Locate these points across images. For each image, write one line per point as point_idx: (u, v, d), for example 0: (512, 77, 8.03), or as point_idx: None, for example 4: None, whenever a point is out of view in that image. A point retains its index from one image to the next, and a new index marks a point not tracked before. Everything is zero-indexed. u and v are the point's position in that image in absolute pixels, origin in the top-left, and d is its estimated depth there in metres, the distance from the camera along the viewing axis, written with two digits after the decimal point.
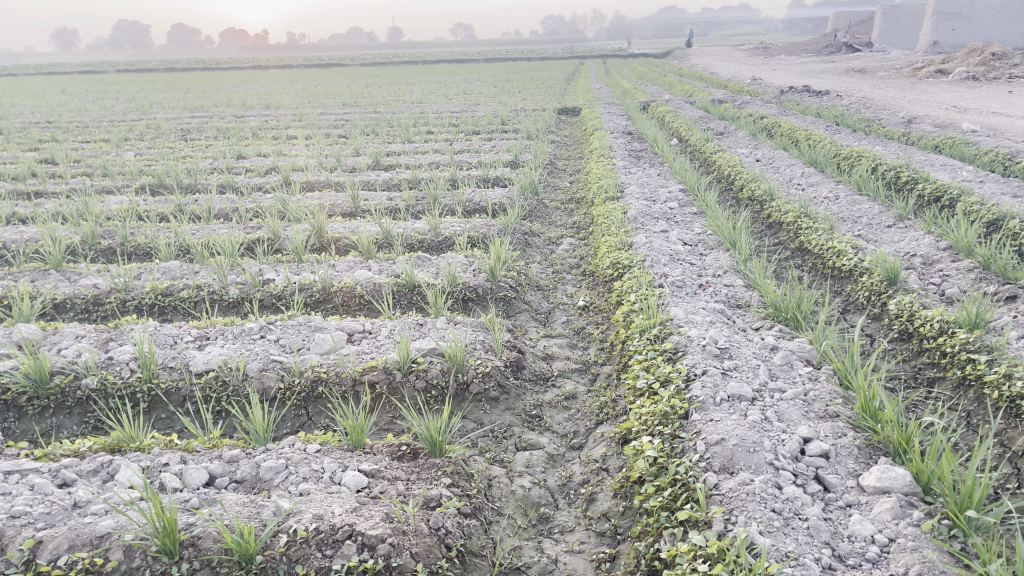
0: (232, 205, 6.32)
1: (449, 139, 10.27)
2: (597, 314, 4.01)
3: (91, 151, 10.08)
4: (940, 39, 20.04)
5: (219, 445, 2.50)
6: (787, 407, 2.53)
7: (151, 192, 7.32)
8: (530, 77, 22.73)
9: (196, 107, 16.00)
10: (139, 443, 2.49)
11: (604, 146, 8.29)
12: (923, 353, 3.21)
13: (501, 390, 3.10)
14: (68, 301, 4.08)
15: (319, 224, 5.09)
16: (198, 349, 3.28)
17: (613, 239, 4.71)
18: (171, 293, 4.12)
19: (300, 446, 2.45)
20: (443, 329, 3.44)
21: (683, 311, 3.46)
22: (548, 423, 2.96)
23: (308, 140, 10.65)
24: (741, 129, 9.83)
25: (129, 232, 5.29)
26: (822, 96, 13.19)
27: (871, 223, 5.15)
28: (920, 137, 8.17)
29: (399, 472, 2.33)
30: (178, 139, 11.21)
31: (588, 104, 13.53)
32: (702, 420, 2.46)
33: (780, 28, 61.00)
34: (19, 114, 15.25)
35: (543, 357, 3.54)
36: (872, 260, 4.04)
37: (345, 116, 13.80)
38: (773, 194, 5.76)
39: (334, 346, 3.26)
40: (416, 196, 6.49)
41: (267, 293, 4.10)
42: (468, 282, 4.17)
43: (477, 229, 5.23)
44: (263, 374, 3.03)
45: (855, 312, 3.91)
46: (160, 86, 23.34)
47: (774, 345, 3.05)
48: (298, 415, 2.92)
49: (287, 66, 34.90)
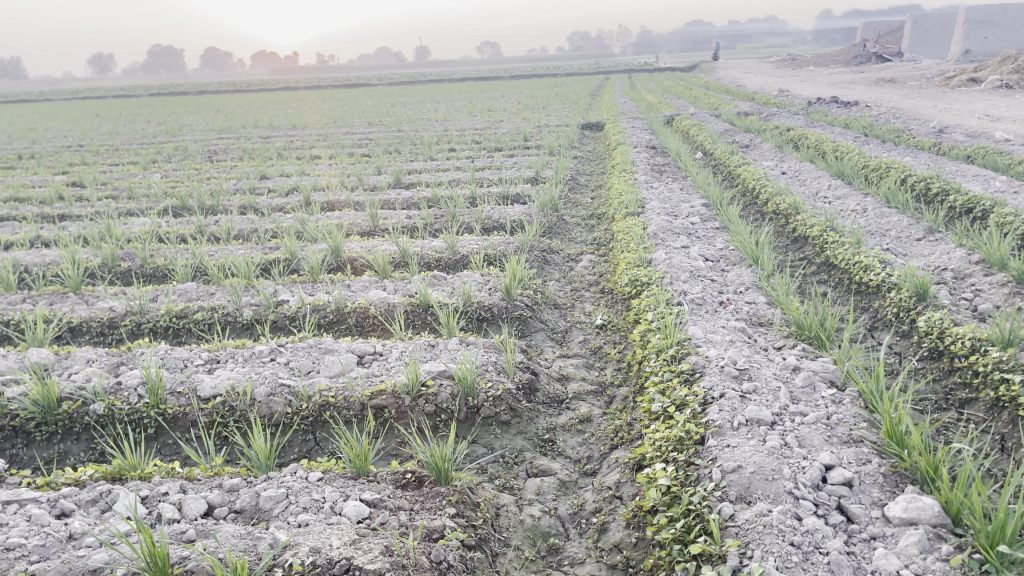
0: (252, 225, 6.34)
1: (471, 157, 10.25)
2: (614, 333, 3.92)
3: (119, 173, 10.21)
4: (972, 47, 19.72)
5: (221, 473, 2.45)
6: (808, 431, 2.41)
7: (174, 214, 7.38)
8: (554, 93, 22.76)
9: (224, 129, 16.20)
10: (140, 471, 2.44)
11: (626, 161, 8.20)
12: (954, 373, 3.08)
13: (513, 413, 3.01)
14: (84, 324, 4.09)
15: (335, 244, 5.07)
16: (208, 372, 3.23)
17: (632, 256, 4.62)
18: (186, 315, 4.11)
19: (302, 475, 2.38)
20: (455, 350, 3.36)
21: (702, 330, 3.35)
22: (561, 448, 2.87)
23: (331, 159, 10.71)
24: (767, 142, 9.70)
25: (149, 254, 5.30)
26: (851, 107, 12.97)
27: (900, 236, 5.00)
28: (951, 148, 7.98)
29: (403, 502, 2.25)
30: (204, 161, 11.32)
31: (612, 119, 13.46)
32: (719, 446, 2.36)
33: (808, 39, 60.57)
34: (53, 138, 15.56)
35: (557, 378, 3.46)
36: (900, 275, 3.90)
37: (369, 135, 13.87)
38: (798, 207, 5.62)
39: (343, 369, 3.20)
40: (435, 214, 6.45)
41: (281, 314, 4.07)
42: (483, 301, 4.10)
43: (494, 247, 5.17)
44: (270, 399, 2.98)
45: (883, 329, 3.78)
46: (190, 108, 23.69)
47: (796, 365, 2.93)
48: (305, 440, 2.88)
49: (316, 86, 35.43)
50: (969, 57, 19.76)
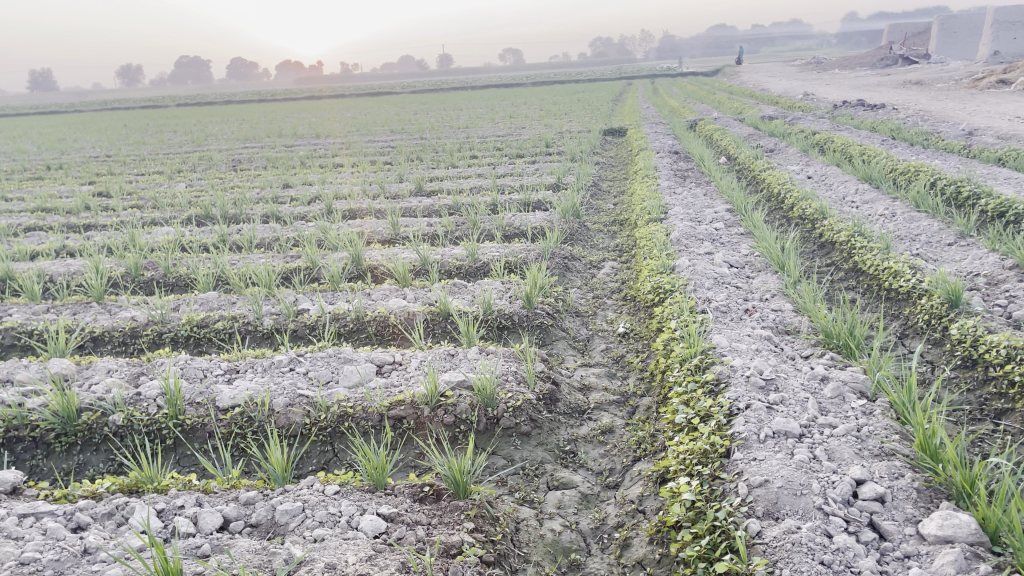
0: (273, 234, 6.35)
1: (492, 163, 10.23)
2: (637, 341, 3.86)
3: (144, 183, 10.29)
4: (1001, 48, 19.43)
5: (237, 486, 2.42)
6: (838, 444, 2.33)
7: (197, 224, 7.42)
8: (576, 99, 22.72)
9: (248, 138, 16.28)
10: (157, 484, 2.43)
11: (649, 167, 8.12)
12: (990, 383, 2.99)
13: (534, 424, 2.96)
14: (106, 334, 4.10)
15: (356, 252, 5.05)
16: (227, 383, 3.22)
17: (655, 263, 4.56)
18: (207, 325, 4.11)
19: (319, 488, 2.34)
20: (474, 359, 3.32)
21: (727, 338, 3.28)
22: (583, 460, 2.82)
23: (354, 167, 10.73)
24: (792, 146, 9.57)
25: (171, 264, 5.32)
26: (878, 110, 12.80)
27: (931, 241, 4.88)
28: (981, 151, 7.83)
29: (420, 516, 2.21)
30: (228, 170, 11.40)
31: (634, 125, 13.36)
32: (745, 459, 2.28)
33: (833, 42, 60.03)
34: (81, 150, 15.73)
35: (579, 387, 3.40)
36: (931, 281, 3.81)
37: (391, 143, 13.91)
38: (825, 212, 5.53)
39: (361, 379, 3.16)
40: (457, 222, 6.42)
41: (301, 323, 4.06)
42: (504, 309, 4.05)
43: (516, 255, 5.12)
44: (289, 410, 2.95)
45: (914, 336, 3.68)
46: (216, 118, 23.96)
47: (824, 375, 2.85)
48: (323, 451, 2.85)
49: (339, 95, 35.64)
50: (998, 58, 19.44)
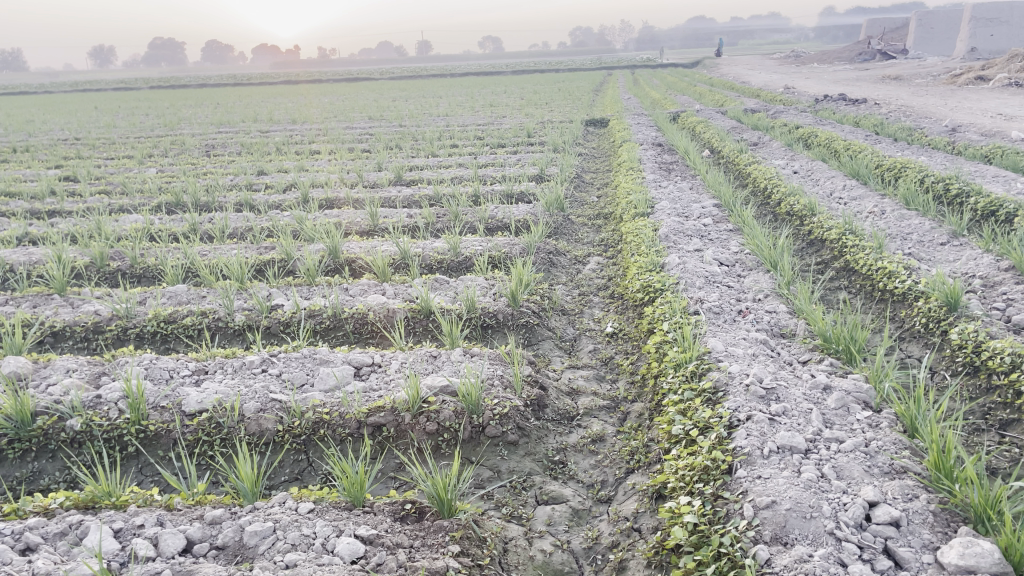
0: (247, 223, 6.13)
1: (473, 152, 10.05)
2: (626, 342, 3.72)
3: (114, 168, 9.98)
4: (978, 45, 19.49)
5: (203, 502, 2.24)
6: (846, 461, 2.19)
7: (167, 211, 7.16)
8: (557, 88, 22.57)
9: (222, 123, 15.92)
10: (116, 499, 2.25)
11: (633, 159, 7.99)
12: (995, 392, 2.87)
13: (521, 432, 2.80)
14: (67, 329, 3.88)
15: (334, 244, 4.85)
16: (194, 385, 3.02)
17: (644, 260, 4.41)
18: (175, 320, 3.90)
19: (291, 505, 2.17)
20: (458, 362, 3.15)
21: (722, 343, 3.14)
22: (573, 471, 2.67)
23: (331, 155, 10.49)
24: (776, 139, 9.49)
25: (139, 254, 5.09)
26: (860, 104, 12.76)
27: (923, 240, 4.77)
28: (967, 148, 7.77)
29: (402, 538, 2.05)
30: (202, 155, 11.11)
31: (616, 116, 13.21)
32: (749, 477, 2.15)
33: (811, 36, 60.28)
34: (49, 132, 15.31)
35: (567, 392, 3.25)
36: (927, 283, 3.70)
37: (369, 130, 13.66)
38: (814, 208, 5.42)
39: (338, 383, 2.99)
40: (438, 213, 6.23)
41: (275, 319, 3.86)
42: (488, 308, 3.89)
43: (499, 249, 4.96)
44: (260, 416, 2.77)
45: (911, 339, 3.57)
46: (189, 102, 23.49)
47: (827, 384, 2.71)
48: (297, 461, 2.67)
49: (317, 80, 35.13)
50: (974, 54, 19.47)
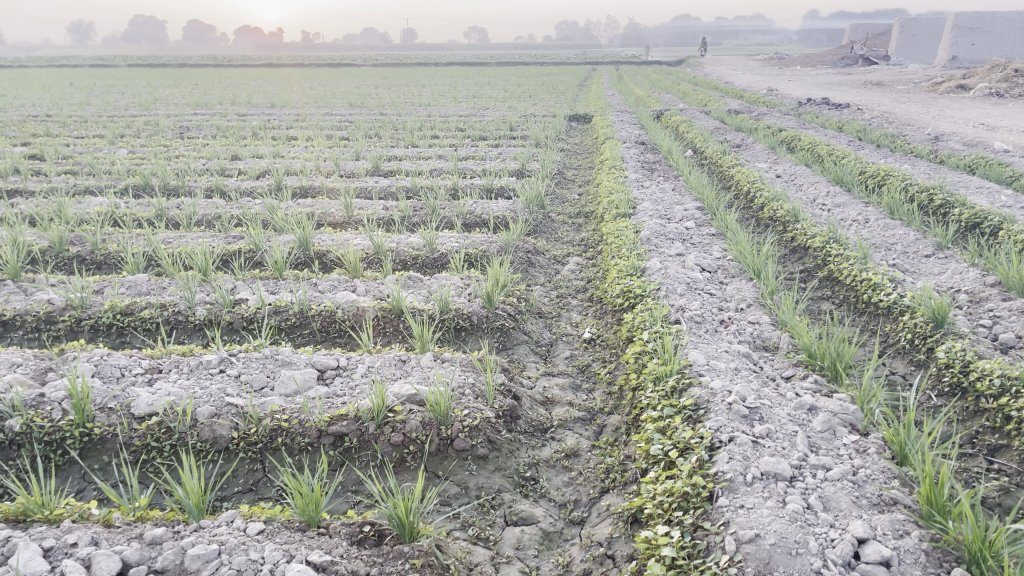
0: (216, 210, 5.92)
1: (454, 144, 9.87)
2: (604, 349, 3.59)
3: (83, 147, 9.71)
4: (959, 54, 19.55)
5: (145, 518, 2.07)
6: (833, 491, 2.08)
7: (135, 195, 6.91)
8: (541, 82, 22.41)
9: (199, 104, 15.59)
10: (50, 512, 2.07)
11: (615, 157, 7.86)
12: (982, 415, 2.76)
13: (492, 446, 2.65)
14: (18, 318, 3.68)
15: (304, 236, 4.67)
16: (146, 384, 2.85)
17: (624, 263, 4.28)
18: (133, 312, 3.71)
19: (240, 526, 2.01)
20: (428, 368, 3.00)
21: (703, 355, 3.02)
22: (544, 489, 2.53)
23: (308, 141, 10.27)
24: (759, 141, 9.40)
25: (101, 240, 4.89)
26: (843, 109, 12.71)
27: (908, 252, 4.68)
28: (950, 158, 7.70)
29: (358, 564, 1.90)
30: (175, 137, 10.85)
31: (600, 111, 13.08)
32: (732, 507, 2.02)
33: (795, 38, 60.47)
34: (20, 107, 14.93)
35: (541, 401, 3.12)
36: (914, 297, 3.60)
37: (350, 117, 13.43)
38: (797, 214, 5.32)
39: (300, 388, 2.83)
40: (415, 206, 6.05)
41: (238, 315, 3.68)
42: (463, 309, 3.74)
43: (476, 246, 4.81)
44: (214, 421, 2.60)
45: (895, 355, 3.47)
46: (167, 81, 23.06)
47: (812, 405, 2.59)
48: (252, 470, 2.51)
49: (300, 64, 34.81)
50: (956, 62, 19.54)
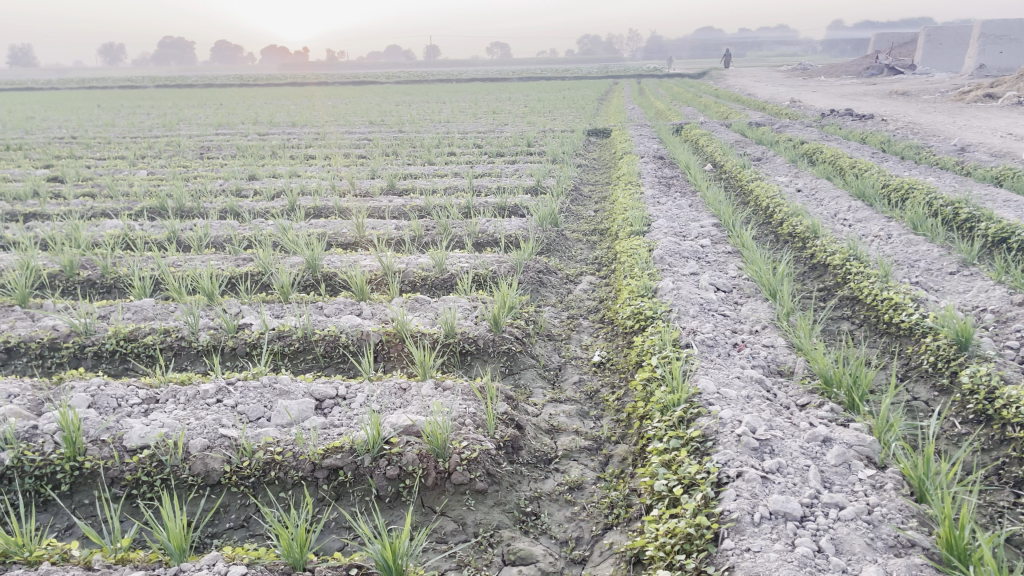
0: (229, 231, 5.90)
1: (470, 161, 9.84)
2: (613, 374, 3.48)
3: (103, 169, 9.79)
4: (987, 62, 19.22)
5: (127, 559, 2.01)
6: (846, 533, 1.96)
7: (150, 217, 6.93)
8: (561, 96, 22.39)
9: (221, 124, 15.72)
10: (31, 553, 2.00)
11: (632, 173, 7.76)
12: (1008, 444, 2.62)
13: (491, 479, 2.56)
14: (23, 345, 3.65)
15: (312, 258, 4.62)
16: (141, 415, 2.79)
17: (636, 284, 4.17)
18: (136, 338, 3.68)
19: (221, 570, 1.93)
20: (428, 397, 2.91)
21: (714, 382, 2.91)
22: (546, 525, 2.43)
23: (326, 160, 10.29)
24: (780, 154, 9.26)
25: (111, 263, 4.88)
26: (867, 120, 12.52)
27: (931, 269, 4.53)
28: (977, 169, 7.51)
29: None
30: (195, 158, 10.92)
31: (619, 126, 13.01)
32: (737, 550, 1.92)
33: (819, 49, 60.05)
34: (46, 129, 15.15)
35: (546, 430, 3.02)
36: (936, 318, 3.46)
37: (369, 135, 13.47)
38: (817, 230, 5.18)
39: (296, 419, 2.76)
40: (427, 225, 6.00)
41: (241, 340, 3.63)
42: (468, 333, 3.66)
43: (486, 267, 4.73)
44: (206, 454, 2.53)
45: (917, 379, 3.32)
46: (193, 102, 23.39)
47: (826, 436, 2.47)
48: (244, 505, 2.43)
49: (324, 82, 35.20)
50: (982, 70, 19.22)
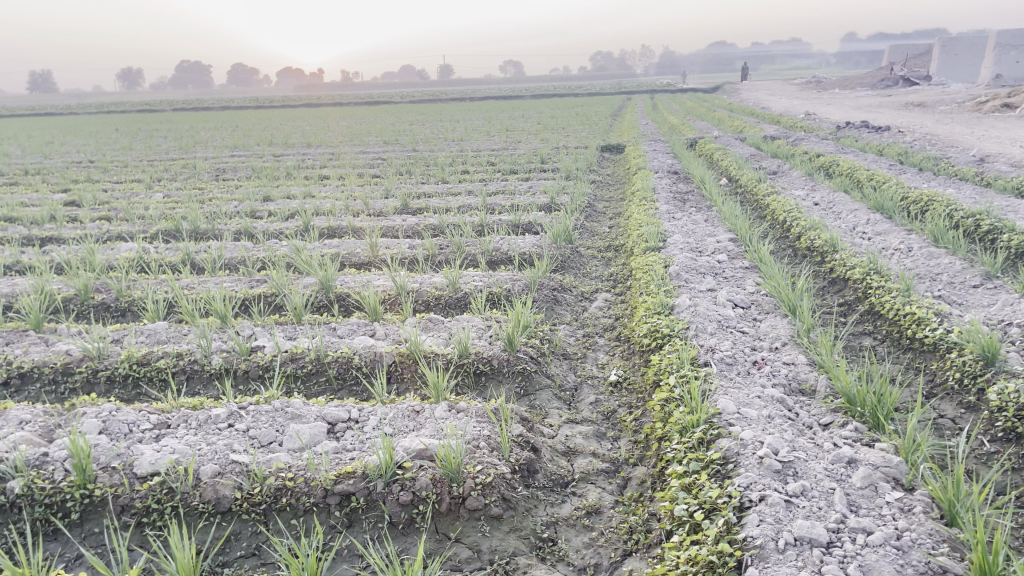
0: (242, 253, 5.90)
1: (484, 179, 9.82)
2: (630, 394, 3.42)
3: (120, 192, 9.85)
4: (1003, 72, 19.05)
5: None
6: (874, 559, 1.88)
7: (165, 238, 6.95)
8: (574, 113, 22.41)
9: (237, 146, 15.82)
10: None
11: (647, 189, 7.71)
12: None
13: (507, 505, 2.50)
14: (35, 370, 3.65)
15: (326, 278, 4.60)
16: (151, 441, 2.76)
17: (652, 301, 4.12)
18: (149, 362, 3.66)
19: None
20: (441, 420, 2.86)
21: (734, 401, 2.84)
22: (563, 551, 2.36)
23: (340, 180, 10.31)
24: (796, 167, 9.18)
25: (125, 287, 4.87)
26: (884, 132, 12.42)
27: (954, 282, 4.44)
28: (998, 180, 7.39)
29: None
30: (210, 180, 10.97)
31: (633, 141, 12.97)
32: None
33: (833, 62, 59.88)
34: (64, 154, 15.30)
35: (563, 452, 2.96)
36: (961, 333, 3.37)
37: (382, 154, 13.50)
38: (836, 243, 5.11)
39: (307, 444, 2.71)
40: (440, 244, 5.97)
41: (253, 363, 3.60)
42: (482, 353, 3.61)
43: (500, 285, 4.69)
44: (217, 481, 2.49)
45: (943, 396, 3.23)
46: (210, 124, 23.58)
47: (851, 458, 2.39)
48: (256, 533, 2.39)
49: (339, 102, 35.50)
50: (1000, 81, 18.99)
